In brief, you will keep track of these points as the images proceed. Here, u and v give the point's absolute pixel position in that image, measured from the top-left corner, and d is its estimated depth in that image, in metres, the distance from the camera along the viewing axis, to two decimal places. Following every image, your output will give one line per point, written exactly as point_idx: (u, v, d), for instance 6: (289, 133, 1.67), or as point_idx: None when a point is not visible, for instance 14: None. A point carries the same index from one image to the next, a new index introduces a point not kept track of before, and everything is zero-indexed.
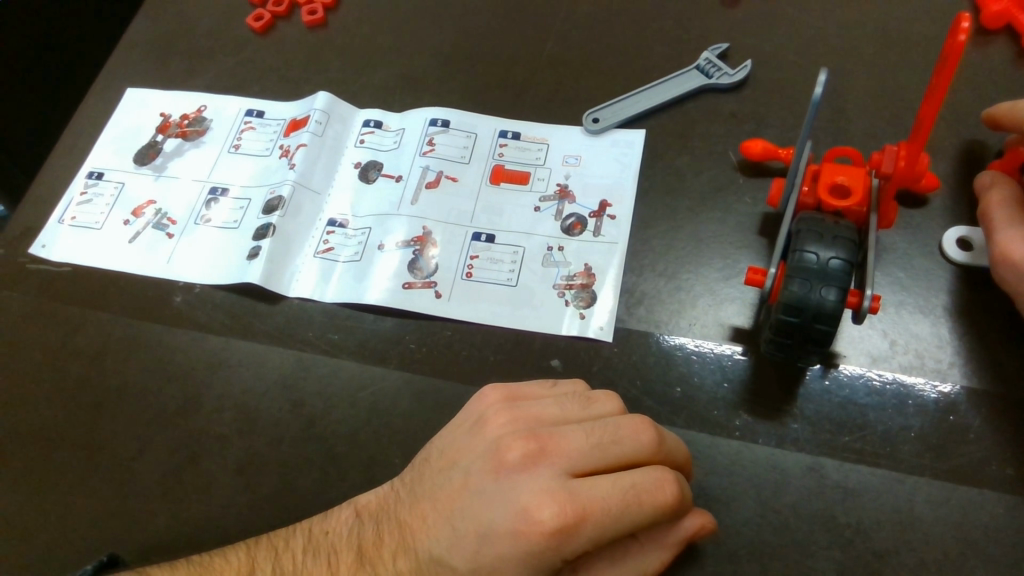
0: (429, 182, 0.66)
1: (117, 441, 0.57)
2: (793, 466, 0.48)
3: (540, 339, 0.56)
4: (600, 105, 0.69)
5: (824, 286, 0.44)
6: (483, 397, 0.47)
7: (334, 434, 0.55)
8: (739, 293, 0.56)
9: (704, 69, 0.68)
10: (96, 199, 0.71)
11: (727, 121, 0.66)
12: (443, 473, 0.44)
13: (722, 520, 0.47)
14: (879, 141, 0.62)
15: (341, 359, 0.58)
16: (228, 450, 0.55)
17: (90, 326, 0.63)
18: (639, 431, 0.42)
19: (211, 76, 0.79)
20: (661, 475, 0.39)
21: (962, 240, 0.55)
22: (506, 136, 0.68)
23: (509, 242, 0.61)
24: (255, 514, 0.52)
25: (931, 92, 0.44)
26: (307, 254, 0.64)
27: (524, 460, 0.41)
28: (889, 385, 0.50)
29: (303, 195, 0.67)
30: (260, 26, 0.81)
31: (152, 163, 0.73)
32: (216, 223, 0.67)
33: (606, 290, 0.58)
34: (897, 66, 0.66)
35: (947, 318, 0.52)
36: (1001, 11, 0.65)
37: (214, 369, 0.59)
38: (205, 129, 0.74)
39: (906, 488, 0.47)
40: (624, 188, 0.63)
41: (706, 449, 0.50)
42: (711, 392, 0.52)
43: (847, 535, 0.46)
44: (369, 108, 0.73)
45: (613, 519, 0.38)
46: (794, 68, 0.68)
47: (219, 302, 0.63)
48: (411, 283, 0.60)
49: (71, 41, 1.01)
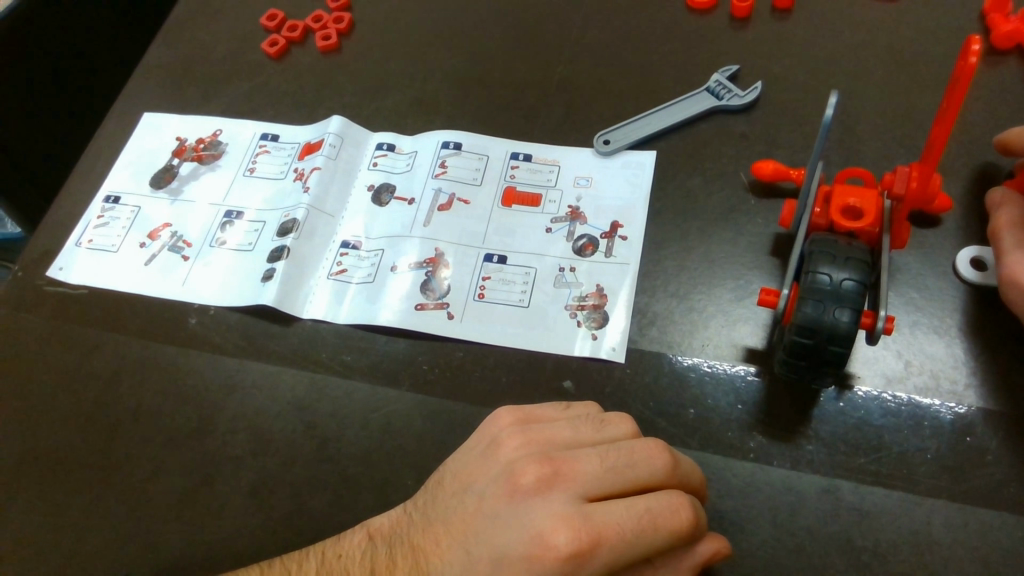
0: (442, 205, 0.66)
1: (131, 462, 0.57)
2: (808, 488, 0.48)
3: (552, 360, 0.56)
4: (611, 127, 0.69)
5: (838, 307, 0.44)
6: (496, 420, 0.47)
7: (347, 457, 0.55)
8: (752, 313, 0.56)
9: (715, 90, 0.69)
10: (113, 222, 0.72)
11: (737, 142, 0.66)
12: (456, 496, 0.44)
13: (737, 543, 0.47)
14: (889, 161, 0.62)
15: (354, 380, 0.58)
16: (242, 472, 0.55)
17: (106, 348, 0.64)
18: (653, 455, 0.42)
19: (227, 101, 0.80)
20: (675, 500, 0.39)
21: (974, 260, 0.55)
22: (518, 158, 0.69)
23: (521, 263, 0.61)
24: (269, 536, 0.52)
25: (944, 114, 0.44)
26: (320, 276, 0.64)
27: (538, 484, 0.41)
28: (904, 406, 0.50)
29: (317, 217, 0.67)
30: (276, 51, 0.82)
31: (168, 186, 0.74)
32: (231, 245, 0.68)
33: (618, 310, 0.58)
34: (907, 87, 0.67)
35: (961, 339, 0.52)
36: (1011, 32, 0.65)
37: (227, 391, 0.59)
38: (220, 153, 0.75)
39: (924, 511, 0.46)
40: (636, 209, 0.63)
41: (720, 471, 0.49)
42: (725, 413, 0.52)
43: (864, 559, 0.45)
44: (382, 131, 0.74)
45: (628, 544, 0.38)
46: (804, 89, 0.68)
47: (233, 323, 0.63)
48: (423, 305, 0.60)
49: (87, 69, 1.03)
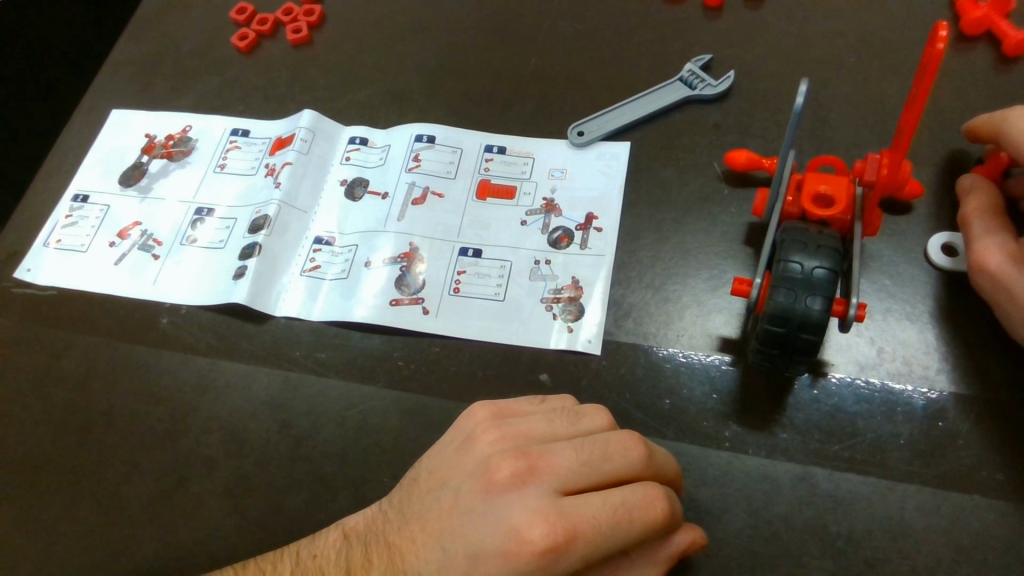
0: (415, 199, 0.65)
1: (104, 465, 0.56)
2: (783, 476, 0.48)
3: (529, 353, 0.56)
4: (585, 118, 0.69)
5: (810, 295, 0.44)
6: (471, 414, 0.46)
7: (322, 455, 0.54)
8: (726, 303, 0.56)
9: (688, 80, 0.69)
10: (81, 221, 0.71)
11: (711, 132, 0.66)
12: (431, 493, 0.44)
13: (712, 533, 0.47)
14: (861, 149, 0.62)
15: (329, 378, 0.58)
16: (216, 473, 0.55)
17: (76, 350, 0.63)
18: (628, 447, 0.42)
19: (197, 96, 0.79)
20: (651, 491, 0.39)
21: (945, 247, 0.55)
22: (492, 151, 0.68)
23: (495, 256, 0.61)
24: (245, 536, 0.52)
25: (912, 100, 0.44)
26: (293, 273, 0.64)
27: (513, 479, 0.40)
28: (878, 392, 0.50)
29: (288, 213, 0.66)
30: (245, 45, 0.81)
31: (138, 184, 0.72)
32: (202, 243, 0.67)
33: (593, 302, 0.58)
34: (879, 74, 0.67)
35: (933, 324, 0.53)
36: (981, 18, 0.66)
37: (201, 391, 0.59)
38: (191, 149, 0.74)
39: (897, 496, 0.47)
40: (611, 200, 0.63)
41: (696, 461, 0.50)
42: (701, 403, 0.52)
43: (839, 546, 0.46)
44: (355, 125, 0.73)
45: (604, 537, 0.38)
46: (776, 78, 0.68)
47: (206, 323, 0.62)
48: (398, 300, 0.60)
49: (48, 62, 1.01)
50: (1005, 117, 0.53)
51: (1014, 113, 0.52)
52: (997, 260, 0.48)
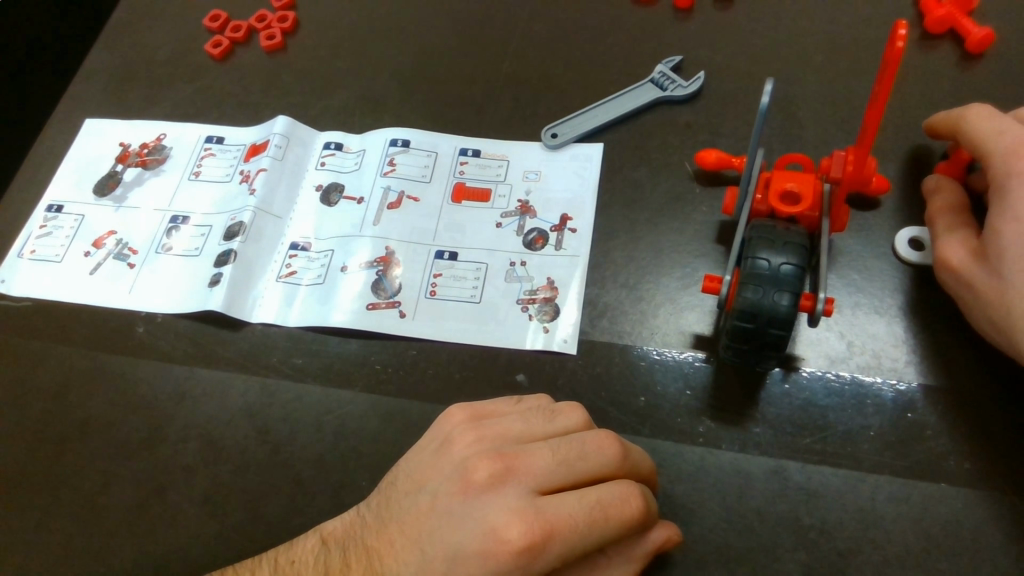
0: (391, 203, 0.66)
1: (82, 475, 0.56)
2: (756, 470, 0.49)
3: (504, 354, 0.57)
4: (559, 121, 0.69)
5: (777, 291, 0.45)
6: (448, 416, 0.47)
7: (301, 460, 0.54)
8: (699, 300, 0.57)
9: (659, 82, 0.69)
10: (56, 231, 0.70)
11: (682, 133, 0.66)
12: (409, 496, 0.44)
13: (687, 528, 0.47)
14: (829, 147, 0.63)
15: (307, 384, 0.58)
16: (194, 480, 0.55)
17: (52, 361, 0.62)
18: (603, 446, 0.42)
19: (171, 104, 0.79)
20: (626, 489, 0.40)
21: (913, 241, 0.56)
22: (467, 154, 0.68)
23: (471, 259, 0.61)
24: (223, 542, 0.52)
25: (875, 98, 0.45)
26: (268, 280, 0.64)
27: (491, 480, 0.41)
28: (848, 385, 0.51)
29: (263, 219, 0.66)
30: (218, 53, 0.81)
31: (112, 194, 0.72)
32: (178, 251, 0.67)
33: (568, 302, 0.58)
34: (846, 73, 0.68)
35: (901, 317, 0.53)
36: (945, 16, 0.67)
37: (179, 399, 0.59)
38: (165, 158, 0.74)
39: (868, 487, 0.47)
40: (585, 201, 0.64)
41: (671, 456, 0.50)
42: (674, 399, 0.52)
43: (812, 537, 0.46)
44: (329, 131, 0.73)
45: (580, 535, 0.38)
46: (746, 79, 0.69)
47: (182, 331, 0.62)
48: (375, 304, 0.60)
49: (15, 63, 1.00)
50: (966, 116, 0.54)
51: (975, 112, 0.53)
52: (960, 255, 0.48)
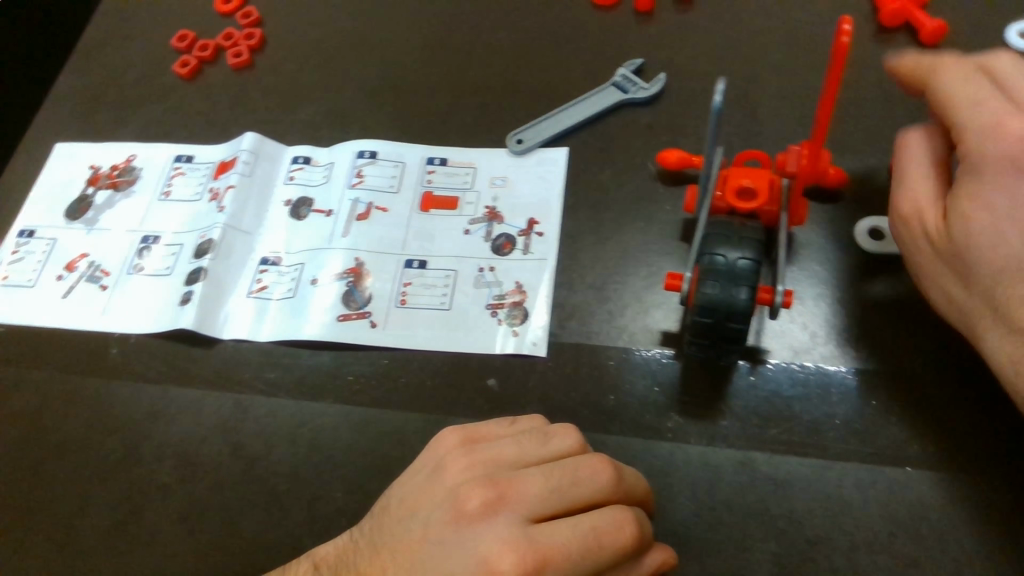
0: (360, 214, 0.66)
1: (59, 499, 0.56)
2: (725, 463, 0.49)
3: (475, 359, 0.57)
4: (523, 127, 0.70)
5: (735, 286, 0.46)
6: (441, 440, 0.46)
7: (276, 474, 0.54)
8: (665, 298, 0.58)
9: (621, 84, 0.70)
10: (28, 256, 0.70)
11: (645, 134, 0.67)
12: (401, 521, 0.43)
13: (659, 523, 0.48)
14: (789, 141, 0.64)
15: (280, 397, 0.58)
16: (171, 498, 0.55)
17: (26, 386, 0.62)
18: (598, 471, 0.42)
19: (141, 125, 0.79)
20: (620, 516, 0.40)
21: (873, 231, 0.57)
22: (434, 163, 0.69)
23: (440, 267, 0.62)
24: (201, 559, 0.52)
25: (825, 93, 0.46)
26: (238, 296, 0.64)
27: (483, 509, 0.40)
28: (812, 374, 0.52)
29: (233, 235, 0.67)
30: (186, 72, 0.81)
31: (84, 217, 0.72)
32: (150, 271, 0.67)
33: (538, 305, 0.59)
34: (805, 69, 0.69)
35: (863, 306, 0.54)
36: (898, 10, 0.68)
37: (154, 418, 0.59)
38: (136, 178, 0.74)
39: (835, 475, 0.48)
40: (552, 205, 0.64)
41: (641, 453, 0.51)
42: (643, 396, 0.53)
43: (782, 527, 0.47)
44: (297, 145, 0.73)
45: (573, 565, 0.38)
46: (706, 78, 0.70)
47: (155, 350, 0.62)
48: (346, 315, 0.60)
49: None
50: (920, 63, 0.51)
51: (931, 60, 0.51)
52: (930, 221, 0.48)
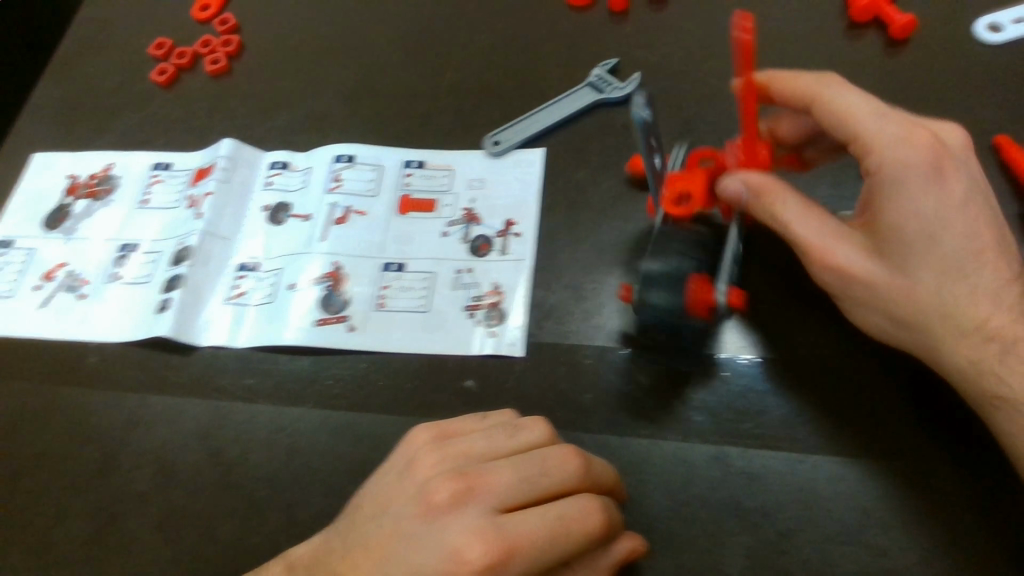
0: (337, 219, 0.66)
1: (37, 509, 0.56)
2: (702, 459, 0.49)
3: (453, 360, 0.57)
4: (500, 128, 0.70)
5: (676, 286, 0.49)
6: (414, 438, 0.46)
7: (253, 479, 0.54)
8: None
9: (596, 84, 0.70)
10: (5, 266, 0.70)
11: (620, 134, 0.67)
12: (373, 519, 0.43)
13: (638, 521, 0.48)
14: None
15: (259, 403, 0.58)
16: (149, 506, 0.54)
17: (4, 397, 0.62)
18: (566, 462, 0.42)
19: (119, 133, 0.79)
20: (588, 504, 0.40)
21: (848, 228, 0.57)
22: (412, 166, 0.69)
23: (419, 269, 0.62)
24: (179, 567, 0.51)
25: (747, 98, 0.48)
26: (216, 302, 0.64)
27: (452, 501, 0.40)
28: (788, 368, 0.52)
29: (211, 242, 0.66)
30: (163, 80, 0.81)
31: (62, 226, 0.72)
32: (128, 279, 0.67)
33: (516, 306, 0.59)
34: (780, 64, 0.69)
35: None
36: (869, 5, 0.68)
37: (132, 426, 0.59)
38: (114, 187, 0.74)
39: (812, 469, 0.48)
40: (528, 205, 0.64)
41: (619, 451, 0.51)
42: (621, 394, 0.53)
43: (759, 522, 0.47)
44: (275, 150, 0.73)
45: (542, 550, 0.38)
46: (682, 77, 0.70)
47: (132, 358, 0.62)
48: (324, 320, 0.60)
49: None
50: (827, 98, 0.49)
51: (839, 95, 0.48)
52: (845, 253, 0.47)
